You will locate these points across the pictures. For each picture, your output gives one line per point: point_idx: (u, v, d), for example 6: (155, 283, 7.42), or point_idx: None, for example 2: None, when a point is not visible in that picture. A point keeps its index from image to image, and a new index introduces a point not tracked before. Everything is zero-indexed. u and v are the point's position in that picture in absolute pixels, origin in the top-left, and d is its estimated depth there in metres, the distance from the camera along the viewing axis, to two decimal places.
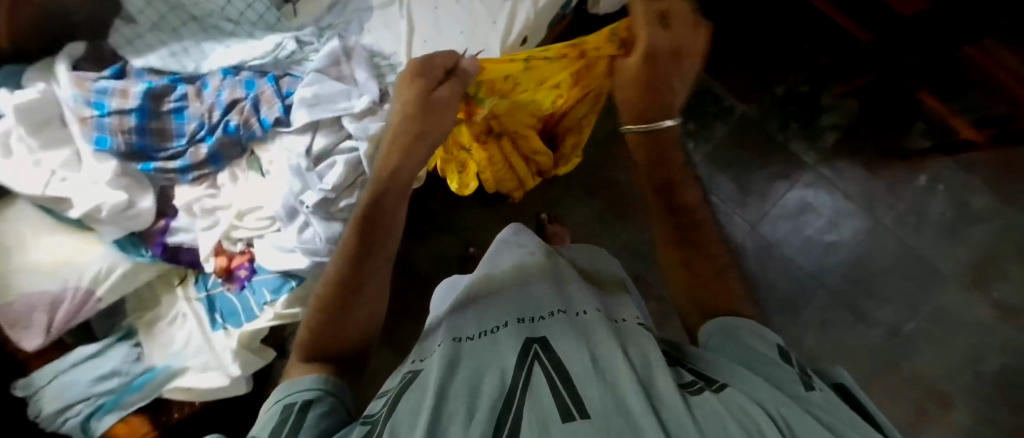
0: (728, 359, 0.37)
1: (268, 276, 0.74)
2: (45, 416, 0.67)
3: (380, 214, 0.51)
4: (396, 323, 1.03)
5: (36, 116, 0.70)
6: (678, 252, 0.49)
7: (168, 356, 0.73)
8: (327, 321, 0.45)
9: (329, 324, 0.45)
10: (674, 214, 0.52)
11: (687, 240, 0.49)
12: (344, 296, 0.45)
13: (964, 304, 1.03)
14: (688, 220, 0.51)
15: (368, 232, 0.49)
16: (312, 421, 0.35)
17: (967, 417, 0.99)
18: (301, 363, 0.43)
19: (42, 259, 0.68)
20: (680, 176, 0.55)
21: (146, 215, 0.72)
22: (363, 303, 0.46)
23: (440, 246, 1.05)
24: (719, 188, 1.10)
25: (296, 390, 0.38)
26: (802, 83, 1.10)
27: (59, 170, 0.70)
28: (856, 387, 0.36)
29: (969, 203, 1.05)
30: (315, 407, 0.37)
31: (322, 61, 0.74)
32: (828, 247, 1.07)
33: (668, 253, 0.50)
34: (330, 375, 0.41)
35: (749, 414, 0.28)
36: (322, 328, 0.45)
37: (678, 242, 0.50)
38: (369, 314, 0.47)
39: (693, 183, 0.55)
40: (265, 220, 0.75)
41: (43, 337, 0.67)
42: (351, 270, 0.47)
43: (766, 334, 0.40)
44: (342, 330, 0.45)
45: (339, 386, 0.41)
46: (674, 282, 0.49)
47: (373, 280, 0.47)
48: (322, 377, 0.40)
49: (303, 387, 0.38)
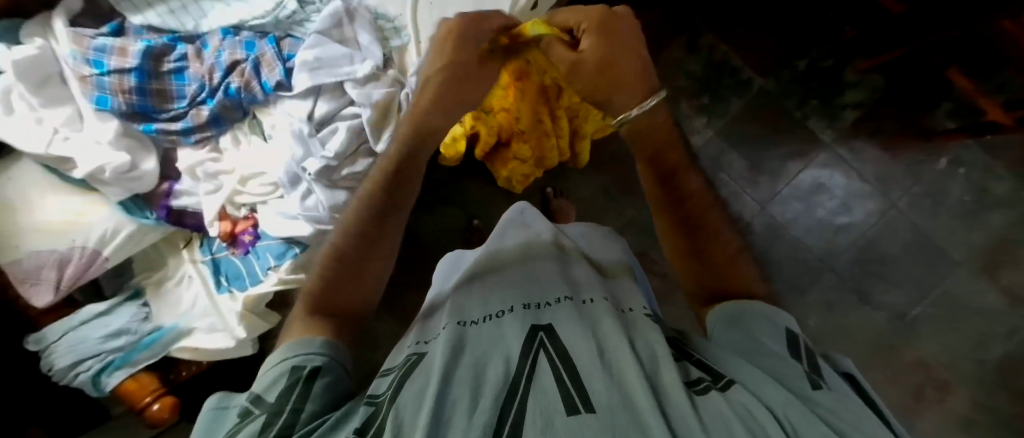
0: (735, 352, 0.37)
1: (272, 243, 0.74)
2: (58, 370, 0.68)
3: (408, 170, 0.51)
4: (401, 292, 1.04)
5: (36, 73, 0.69)
6: (687, 241, 0.49)
7: (176, 317, 0.75)
8: (337, 276, 0.45)
9: (339, 280, 0.45)
10: (677, 203, 0.50)
11: (695, 228, 0.49)
12: (361, 253, 0.46)
13: (973, 290, 1.02)
14: (696, 211, 0.49)
15: (396, 190, 0.49)
16: (319, 393, 0.35)
17: (966, 402, 0.99)
18: (305, 318, 0.42)
19: (49, 219, 0.68)
20: (682, 160, 0.52)
21: (150, 177, 0.72)
22: (377, 263, 0.46)
23: (445, 218, 1.05)
24: (730, 166, 1.07)
25: (305, 350, 0.38)
26: (825, 56, 1.06)
27: (62, 129, 0.70)
28: (864, 380, 0.37)
29: (990, 188, 1.02)
30: (322, 378, 0.36)
31: (325, 22, 0.71)
32: (839, 230, 1.05)
33: (676, 245, 0.50)
34: (328, 335, 0.40)
35: (757, 419, 0.27)
36: (328, 284, 0.44)
37: (686, 231, 0.49)
38: (378, 277, 0.47)
39: (694, 167, 0.53)
40: (268, 186, 0.74)
41: (54, 294, 0.67)
42: (369, 223, 0.47)
43: (772, 316, 0.40)
44: (358, 290, 0.45)
45: (341, 348, 0.40)
46: (684, 271, 0.49)
47: (388, 239, 0.47)
48: (330, 341, 0.40)
49: (311, 350, 0.38)
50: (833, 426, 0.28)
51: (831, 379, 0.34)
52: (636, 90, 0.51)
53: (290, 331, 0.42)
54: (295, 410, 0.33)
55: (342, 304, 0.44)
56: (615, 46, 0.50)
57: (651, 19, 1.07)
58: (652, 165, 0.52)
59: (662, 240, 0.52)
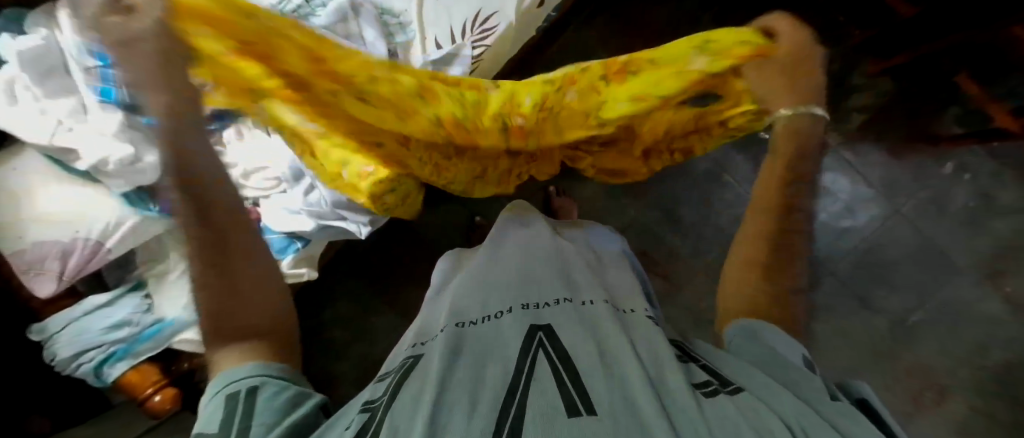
0: (746, 362, 0.36)
1: (274, 237, 0.74)
2: (61, 360, 0.69)
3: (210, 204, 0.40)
4: (402, 288, 1.04)
5: (42, 64, 0.70)
6: (766, 254, 0.46)
7: (176, 309, 0.74)
8: (215, 304, 0.40)
9: (224, 305, 0.40)
10: (787, 216, 0.48)
11: (782, 244, 0.47)
12: (222, 275, 0.40)
13: (975, 297, 1.01)
14: (788, 228, 0.47)
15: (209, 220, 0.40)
16: (263, 407, 0.34)
17: (965, 408, 0.99)
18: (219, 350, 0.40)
19: (51, 210, 0.69)
20: (803, 172, 0.50)
21: (152, 171, 0.71)
22: (254, 268, 0.42)
23: (447, 215, 1.05)
24: (736, 166, 1.05)
25: (236, 378, 0.36)
26: (833, 59, 1.06)
27: (66, 120, 0.70)
28: (880, 404, 0.36)
29: (994, 194, 1.02)
30: (262, 390, 0.35)
31: (330, 17, 0.70)
32: (842, 234, 1.05)
33: (751, 250, 0.47)
34: (274, 362, 0.39)
35: (764, 421, 0.28)
36: (216, 315, 0.40)
37: (771, 244, 0.47)
38: (265, 282, 0.42)
39: (810, 186, 0.50)
40: (272, 180, 0.75)
41: (57, 283, 0.68)
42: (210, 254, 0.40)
43: (791, 343, 0.39)
44: (247, 307, 0.41)
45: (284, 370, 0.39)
46: (741, 279, 0.47)
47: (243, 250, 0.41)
48: (263, 363, 0.38)
49: (243, 373, 0.36)
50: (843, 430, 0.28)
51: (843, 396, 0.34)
52: (802, 96, 0.52)
53: (224, 363, 0.39)
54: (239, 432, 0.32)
55: (241, 329, 0.40)
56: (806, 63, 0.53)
57: (658, 21, 1.09)
58: (789, 166, 0.49)
59: (735, 246, 0.50)
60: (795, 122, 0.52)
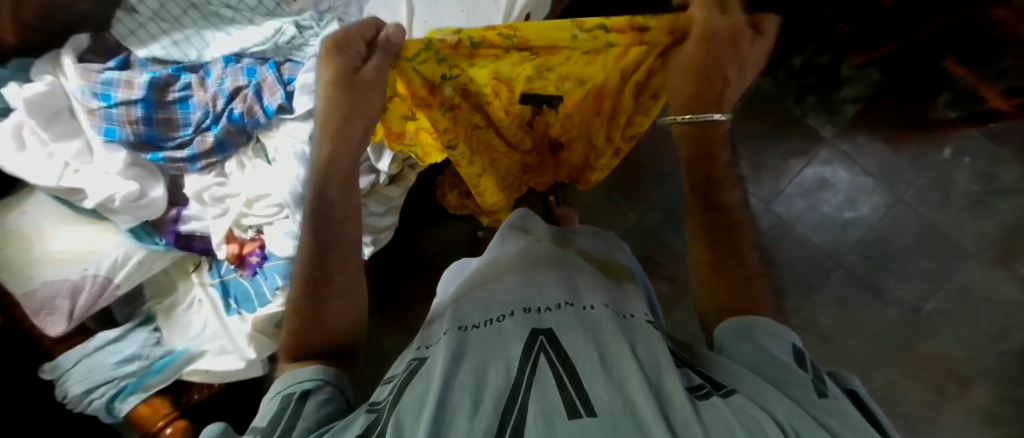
0: (739, 364, 0.36)
1: (277, 263, 0.77)
2: (73, 398, 0.68)
3: (330, 229, 0.48)
4: (409, 308, 1.04)
5: (46, 110, 0.73)
6: (708, 252, 0.47)
7: (186, 340, 0.75)
8: (309, 315, 0.45)
9: (310, 313, 0.45)
10: (711, 215, 0.49)
11: (721, 243, 0.47)
12: (316, 290, 0.46)
13: (988, 280, 1.00)
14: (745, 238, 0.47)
15: (324, 229, 0.48)
16: (311, 412, 0.36)
17: (990, 395, 0.96)
18: (291, 362, 0.44)
19: (62, 251, 0.70)
20: (723, 172, 0.50)
21: (158, 205, 0.75)
22: (340, 299, 0.46)
23: (449, 231, 1.06)
24: None
25: (297, 380, 0.39)
26: (820, 53, 1.08)
27: (73, 162, 0.73)
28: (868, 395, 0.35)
29: (997, 176, 1.02)
30: (313, 396, 0.37)
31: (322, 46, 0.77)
32: (845, 225, 1.05)
33: (699, 254, 0.48)
34: (330, 366, 0.41)
35: (759, 423, 0.27)
36: (302, 329, 0.45)
37: (711, 240, 0.47)
38: (352, 293, 0.47)
39: (734, 182, 0.51)
40: (274, 207, 0.76)
41: (67, 323, 0.69)
42: (312, 267, 0.46)
43: (780, 332, 0.39)
44: (330, 325, 0.45)
45: (339, 376, 0.41)
46: (702, 283, 0.47)
47: (340, 275, 0.47)
48: (321, 367, 0.40)
49: (303, 377, 0.39)
50: (832, 428, 0.28)
51: (837, 389, 0.33)
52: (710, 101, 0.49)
53: (286, 370, 0.43)
54: (286, 430, 0.33)
55: (320, 335, 0.44)
56: (715, 60, 0.46)
57: None
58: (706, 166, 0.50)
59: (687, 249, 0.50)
60: (697, 126, 0.50)
